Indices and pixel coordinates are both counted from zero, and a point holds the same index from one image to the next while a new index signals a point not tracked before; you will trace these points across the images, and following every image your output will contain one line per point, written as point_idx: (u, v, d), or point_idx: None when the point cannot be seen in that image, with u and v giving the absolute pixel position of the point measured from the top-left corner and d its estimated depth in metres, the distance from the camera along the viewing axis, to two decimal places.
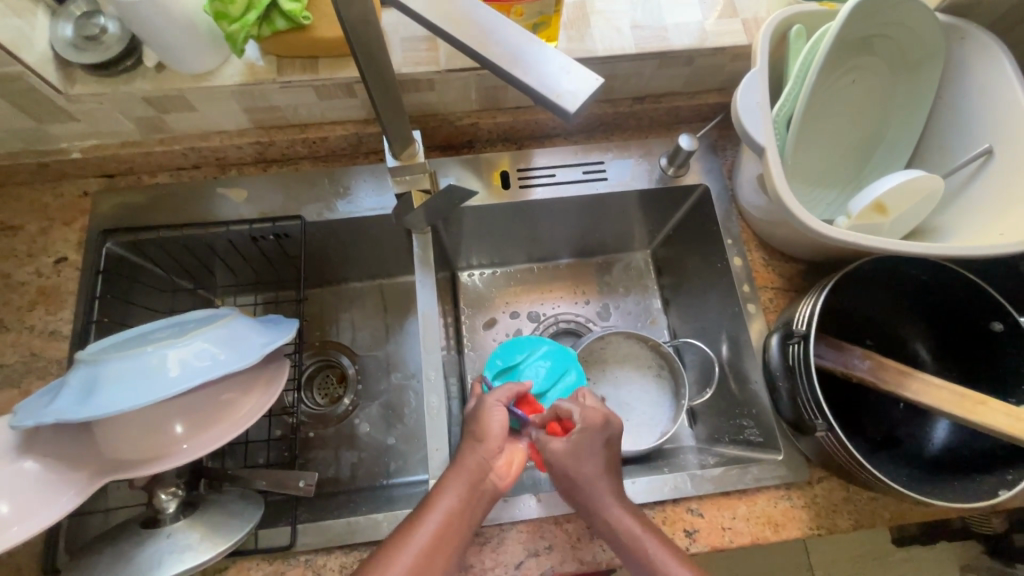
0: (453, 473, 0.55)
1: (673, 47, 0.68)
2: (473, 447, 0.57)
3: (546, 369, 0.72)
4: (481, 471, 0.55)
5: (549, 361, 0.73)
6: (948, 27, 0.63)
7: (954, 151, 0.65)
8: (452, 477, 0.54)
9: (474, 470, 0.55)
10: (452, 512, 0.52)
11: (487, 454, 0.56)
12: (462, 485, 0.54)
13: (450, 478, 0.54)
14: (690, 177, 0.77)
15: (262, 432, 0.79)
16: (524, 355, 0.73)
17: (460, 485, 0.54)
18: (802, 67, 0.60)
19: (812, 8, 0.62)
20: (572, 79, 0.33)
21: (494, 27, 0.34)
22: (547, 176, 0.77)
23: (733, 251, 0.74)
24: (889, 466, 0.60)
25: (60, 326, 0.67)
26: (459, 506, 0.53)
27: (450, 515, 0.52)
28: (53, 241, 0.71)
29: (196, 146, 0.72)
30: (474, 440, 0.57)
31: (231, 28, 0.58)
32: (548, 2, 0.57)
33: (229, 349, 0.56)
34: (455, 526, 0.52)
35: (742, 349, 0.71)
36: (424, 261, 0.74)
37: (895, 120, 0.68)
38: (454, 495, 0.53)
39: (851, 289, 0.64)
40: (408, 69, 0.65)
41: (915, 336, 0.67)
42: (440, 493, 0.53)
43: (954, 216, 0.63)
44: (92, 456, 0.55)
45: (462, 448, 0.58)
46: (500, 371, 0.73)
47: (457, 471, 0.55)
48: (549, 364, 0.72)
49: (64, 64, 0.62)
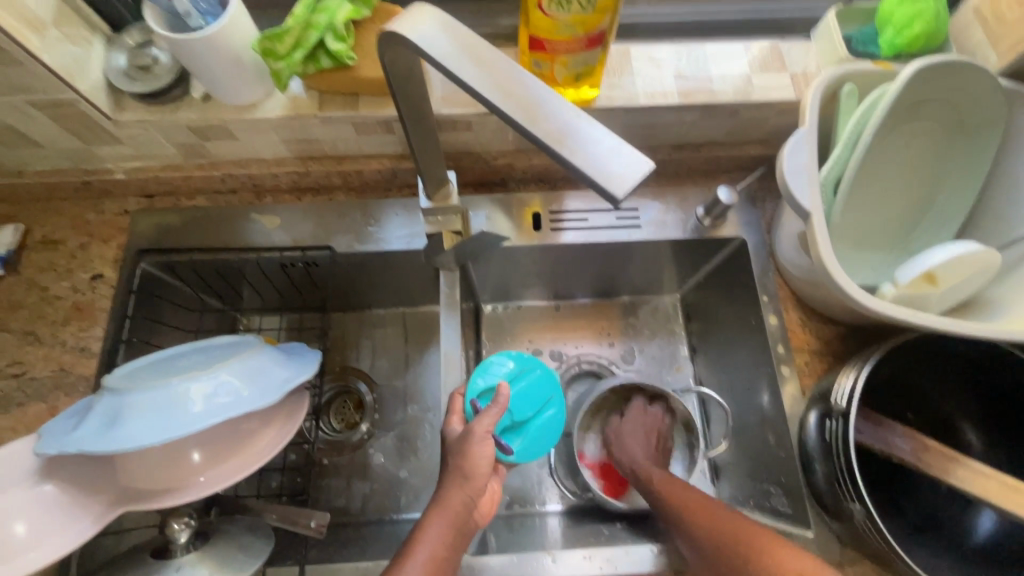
0: (436, 513, 0.52)
1: (717, 100, 0.66)
2: (457, 482, 0.54)
3: (525, 396, 0.67)
4: (466, 507, 0.53)
5: (530, 386, 0.67)
6: (1012, 93, 0.60)
7: (1012, 222, 0.62)
8: (434, 516, 0.52)
9: (459, 511, 0.52)
10: (435, 556, 0.50)
11: (473, 490, 0.54)
12: (445, 527, 0.51)
13: (432, 520, 0.52)
14: (726, 229, 0.75)
15: (277, 458, 0.78)
16: (508, 375, 0.67)
17: (443, 527, 0.51)
18: (855, 128, 0.58)
19: (867, 67, 0.60)
20: (622, 161, 0.32)
21: (544, 102, 0.34)
22: (580, 220, 0.76)
23: (768, 309, 0.72)
24: (928, 555, 0.56)
25: (90, 343, 0.68)
26: (444, 549, 0.51)
27: (434, 561, 0.50)
28: (91, 258, 0.72)
29: (234, 173, 0.73)
30: (461, 475, 0.54)
31: (277, 65, 0.59)
32: (595, 53, 0.57)
33: (251, 385, 0.55)
34: (437, 571, 0.49)
35: (772, 412, 0.68)
36: (449, 299, 0.73)
37: (949, 184, 0.65)
38: (436, 536, 0.51)
39: (895, 360, 0.61)
40: (447, 110, 0.65)
41: (961, 413, 0.63)
42: (421, 536, 0.51)
43: (1010, 291, 0.60)
44: (111, 484, 0.55)
45: (445, 484, 0.54)
46: (482, 387, 0.65)
47: (439, 506, 0.52)
48: (534, 390, 0.67)
49: (115, 91, 0.63)
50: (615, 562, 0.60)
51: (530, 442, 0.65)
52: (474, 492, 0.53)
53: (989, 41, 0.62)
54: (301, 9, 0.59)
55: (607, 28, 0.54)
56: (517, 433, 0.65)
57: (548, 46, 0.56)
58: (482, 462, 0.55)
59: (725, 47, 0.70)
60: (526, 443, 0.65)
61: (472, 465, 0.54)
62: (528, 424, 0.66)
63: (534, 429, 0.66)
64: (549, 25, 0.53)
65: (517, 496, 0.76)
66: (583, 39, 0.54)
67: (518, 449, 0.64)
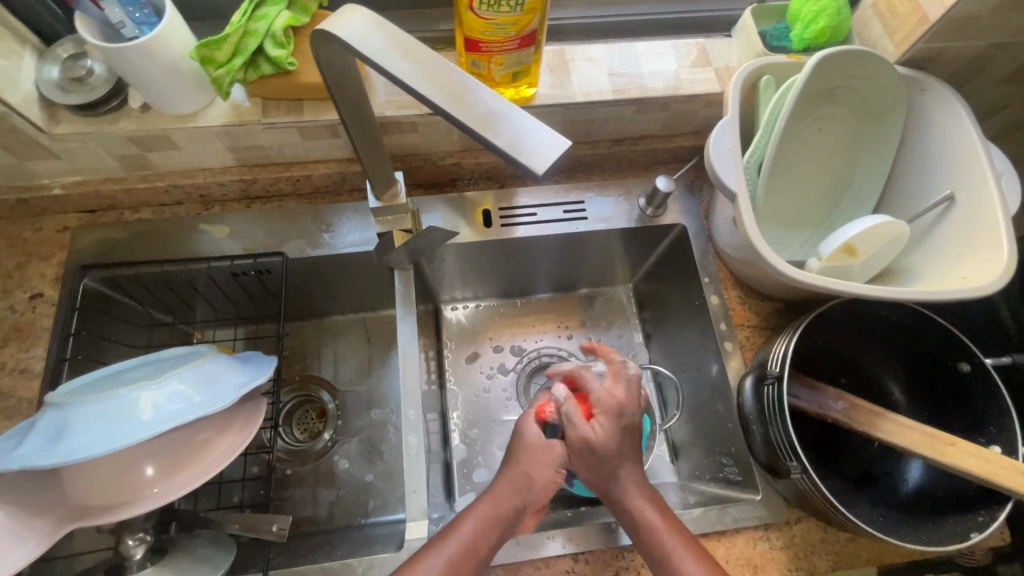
0: (486, 502, 0.54)
1: (648, 94, 0.70)
2: (511, 479, 0.56)
3: None
4: (515, 505, 0.54)
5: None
6: (909, 79, 0.66)
7: (918, 197, 0.68)
8: (480, 505, 0.54)
9: (508, 506, 0.54)
10: (469, 543, 0.51)
11: (530, 492, 0.55)
12: (488, 517, 0.53)
13: (482, 506, 0.54)
14: (668, 218, 0.79)
15: (238, 471, 0.77)
16: None
17: (488, 515, 0.53)
18: (771, 116, 0.62)
19: (780, 59, 0.65)
20: (541, 141, 0.34)
21: (469, 91, 0.37)
22: (529, 215, 0.79)
23: (710, 290, 0.76)
24: (865, 507, 0.61)
25: (31, 363, 0.66)
26: (481, 534, 0.52)
27: (472, 544, 0.51)
28: (30, 276, 0.70)
29: (179, 183, 0.72)
30: (521, 476, 0.56)
31: (217, 72, 0.60)
32: (528, 52, 0.60)
33: (203, 391, 0.55)
34: (470, 556, 0.51)
35: (719, 388, 0.72)
36: (406, 298, 0.74)
37: (862, 164, 0.71)
38: (476, 527, 0.52)
39: (823, 328, 0.66)
40: (392, 112, 0.67)
41: (889, 375, 0.68)
42: (468, 517, 0.53)
43: (919, 258, 0.65)
44: (58, 502, 0.53)
45: (505, 480, 0.56)
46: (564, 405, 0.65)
47: (487, 497, 0.55)
48: None
49: (49, 104, 0.62)
50: (578, 540, 0.62)
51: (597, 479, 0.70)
52: (529, 494, 0.55)
53: (886, 33, 0.68)
54: (238, 18, 0.60)
55: (538, 28, 0.57)
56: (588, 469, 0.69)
57: (483, 47, 0.58)
58: (545, 465, 0.56)
59: (654, 45, 0.74)
60: None
61: (533, 470, 0.56)
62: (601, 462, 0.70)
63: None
64: (480, 26, 0.55)
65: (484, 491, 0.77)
66: (516, 39, 0.57)
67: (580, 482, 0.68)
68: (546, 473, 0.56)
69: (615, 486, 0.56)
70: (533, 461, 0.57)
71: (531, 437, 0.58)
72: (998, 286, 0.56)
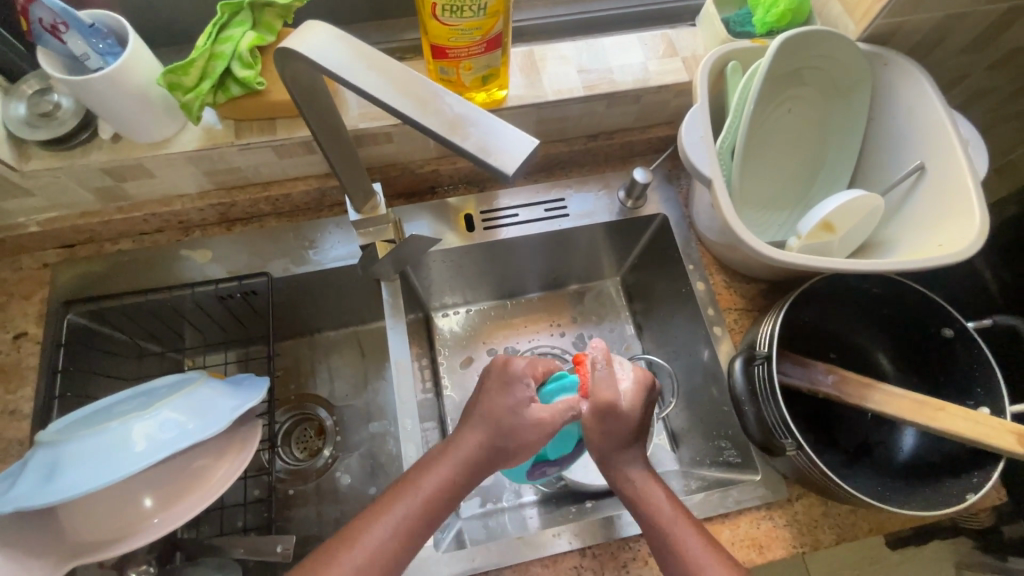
0: (448, 454, 0.53)
1: (618, 88, 0.71)
2: (481, 442, 0.53)
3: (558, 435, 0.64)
4: (478, 465, 0.53)
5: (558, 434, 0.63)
6: (872, 55, 0.67)
7: (891, 170, 0.69)
8: (442, 464, 0.53)
9: (471, 456, 0.53)
10: (423, 507, 0.51)
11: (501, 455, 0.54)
12: (448, 470, 0.52)
13: (445, 459, 0.53)
14: (649, 208, 0.80)
15: (239, 495, 0.76)
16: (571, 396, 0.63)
17: (451, 467, 0.53)
18: (739, 101, 0.63)
19: (745, 45, 0.66)
20: (510, 141, 0.35)
21: (435, 97, 0.37)
22: (513, 216, 0.79)
23: (695, 276, 0.76)
24: (862, 478, 0.61)
25: (20, 405, 0.65)
26: (445, 485, 0.52)
27: (434, 494, 0.51)
28: (12, 316, 0.69)
29: (157, 211, 0.72)
30: (490, 436, 0.53)
31: (186, 98, 0.60)
32: (495, 55, 0.60)
33: (196, 418, 0.55)
34: (431, 509, 0.51)
35: (712, 372, 0.73)
36: (394, 308, 0.75)
37: (833, 143, 0.72)
38: (431, 492, 0.51)
39: (808, 304, 0.67)
40: (366, 124, 0.67)
41: (876, 347, 0.69)
42: (432, 467, 0.53)
43: (896, 230, 0.66)
44: (57, 542, 0.53)
45: (471, 426, 0.54)
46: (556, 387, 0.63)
47: (454, 460, 0.53)
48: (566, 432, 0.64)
49: (17, 141, 0.62)
50: (584, 535, 0.62)
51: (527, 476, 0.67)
52: (496, 451, 0.53)
53: (847, 12, 0.69)
54: (202, 41, 0.60)
55: (502, 30, 0.57)
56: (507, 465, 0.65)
57: (450, 53, 0.58)
58: (526, 439, 0.53)
59: (621, 40, 0.75)
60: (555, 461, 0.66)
61: (510, 439, 0.53)
62: (550, 464, 0.66)
63: (544, 468, 0.66)
64: (445, 32, 0.55)
65: (485, 494, 0.76)
66: (482, 43, 0.57)
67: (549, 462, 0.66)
68: (522, 448, 0.54)
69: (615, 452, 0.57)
70: (513, 427, 0.54)
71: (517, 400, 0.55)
72: (973, 250, 0.57)
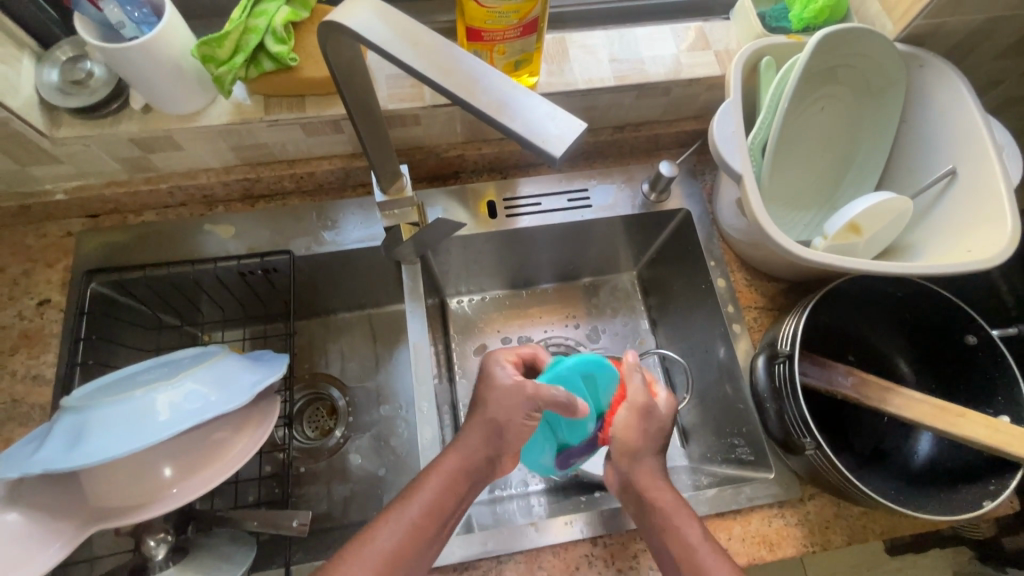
0: (451, 453, 0.55)
1: (649, 79, 0.71)
2: (479, 428, 0.55)
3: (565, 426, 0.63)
4: (484, 458, 0.55)
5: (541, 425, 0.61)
6: (908, 55, 0.66)
7: (921, 174, 0.69)
8: (448, 459, 0.54)
9: (475, 451, 0.55)
10: (428, 508, 0.52)
11: (500, 439, 0.55)
12: (451, 467, 0.54)
13: (449, 457, 0.55)
14: (671, 203, 0.79)
15: (253, 470, 0.77)
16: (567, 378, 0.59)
17: (452, 468, 0.54)
18: (773, 97, 0.63)
19: (781, 40, 0.65)
20: (557, 123, 0.35)
21: (479, 76, 0.37)
22: (534, 205, 0.79)
23: (716, 273, 0.76)
24: (876, 481, 0.61)
25: (42, 370, 0.66)
26: (450, 483, 0.53)
27: (437, 497, 0.53)
28: (36, 283, 0.70)
29: (182, 184, 0.72)
30: (491, 425, 0.55)
31: (218, 71, 0.60)
32: (530, 40, 0.60)
33: (219, 389, 0.55)
34: (435, 517, 0.52)
35: (728, 370, 0.73)
36: (413, 291, 0.75)
37: (862, 144, 0.72)
38: (438, 488, 0.53)
39: (830, 305, 0.67)
40: (394, 105, 0.67)
41: (895, 352, 0.69)
42: (434, 469, 0.54)
43: (924, 234, 0.66)
44: (80, 506, 0.54)
45: (470, 426, 0.56)
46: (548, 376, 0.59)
47: (457, 455, 0.55)
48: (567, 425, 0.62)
49: (48, 108, 0.62)
50: (594, 525, 0.63)
51: (556, 466, 0.67)
52: (498, 442, 0.55)
53: (884, 10, 0.68)
54: (237, 14, 0.60)
55: (539, 15, 0.57)
56: (536, 456, 0.65)
57: (485, 35, 0.58)
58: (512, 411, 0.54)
59: (653, 31, 0.74)
60: (567, 452, 0.66)
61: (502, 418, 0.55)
62: (576, 454, 0.66)
63: (573, 458, 0.66)
64: (483, 14, 0.55)
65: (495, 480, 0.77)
66: (518, 27, 0.57)
67: (556, 456, 0.66)
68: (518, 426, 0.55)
69: (639, 469, 0.58)
70: (501, 407, 0.55)
71: (500, 377, 0.56)
72: (1003, 257, 0.57)
